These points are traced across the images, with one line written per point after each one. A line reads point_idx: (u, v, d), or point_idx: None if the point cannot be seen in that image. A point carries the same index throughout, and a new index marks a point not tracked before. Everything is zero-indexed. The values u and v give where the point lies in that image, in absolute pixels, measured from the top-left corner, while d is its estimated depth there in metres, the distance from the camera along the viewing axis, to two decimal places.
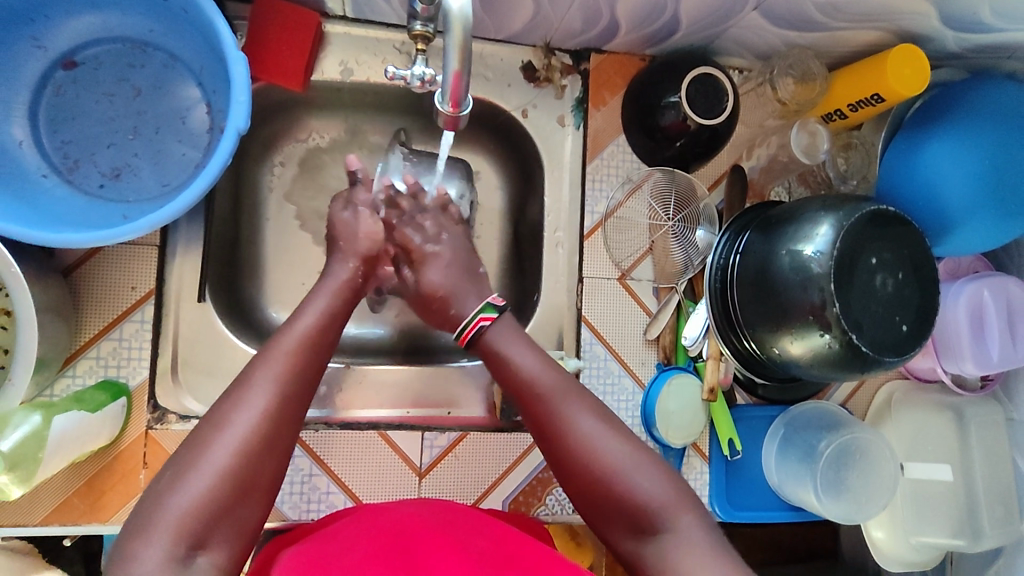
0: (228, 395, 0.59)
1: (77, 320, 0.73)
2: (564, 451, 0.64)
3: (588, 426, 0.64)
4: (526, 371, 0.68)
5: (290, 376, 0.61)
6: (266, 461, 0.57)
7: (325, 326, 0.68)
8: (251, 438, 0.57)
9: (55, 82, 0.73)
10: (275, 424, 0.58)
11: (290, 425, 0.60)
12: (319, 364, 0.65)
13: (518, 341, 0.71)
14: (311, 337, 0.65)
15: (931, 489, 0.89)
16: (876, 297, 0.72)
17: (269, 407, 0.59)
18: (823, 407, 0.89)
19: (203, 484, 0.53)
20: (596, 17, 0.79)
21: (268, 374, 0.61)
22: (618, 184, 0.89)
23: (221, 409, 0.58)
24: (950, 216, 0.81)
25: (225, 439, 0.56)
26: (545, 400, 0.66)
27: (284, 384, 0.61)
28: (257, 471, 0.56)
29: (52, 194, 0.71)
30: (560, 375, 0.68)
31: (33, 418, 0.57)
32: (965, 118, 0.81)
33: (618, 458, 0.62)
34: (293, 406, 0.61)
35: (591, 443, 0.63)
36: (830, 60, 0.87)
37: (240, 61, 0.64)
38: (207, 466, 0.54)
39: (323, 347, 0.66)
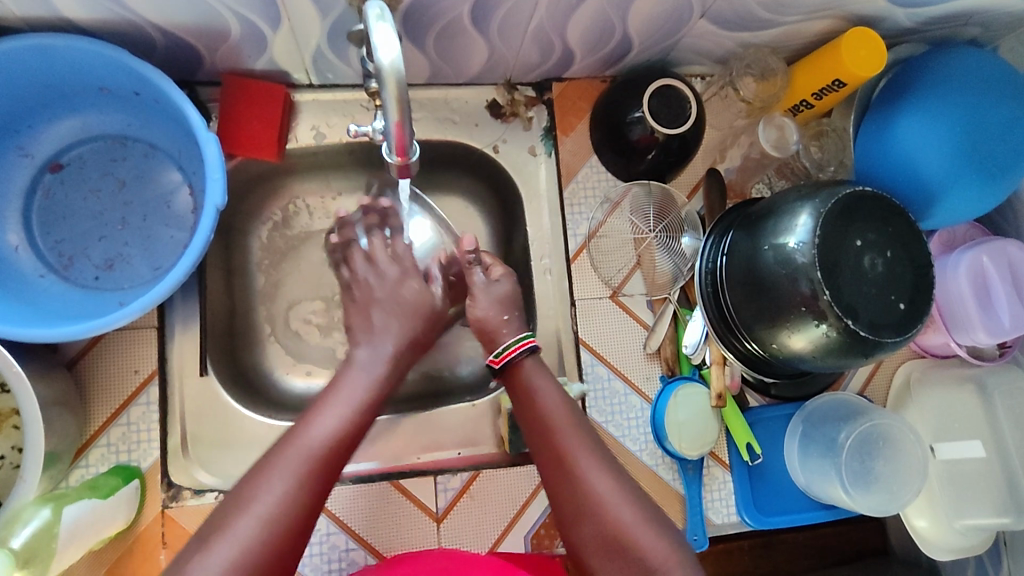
0: (243, 483, 0.60)
1: (85, 411, 0.75)
2: (577, 492, 0.66)
3: (605, 485, 0.66)
4: (544, 410, 0.73)
5: (307, 470, 0.62)
6: (284, 553, 0.57)
7: (345, 442, 0.66)
8: (269, 525, 0.57)
9: (44, 185, 0.77)
10: (294, 509, 0.59)
11: (313, 508, 0.61)
12: (339, 468, 0.65)
13: (545, 381, 0.76)
14: (332, 444, 0.65)
15: (965, 468, 0.86)
16: (867, 278, 0.71)
17: (290, 492, 0.59)
18: (840, 398, 0.87)
19: (223, 570, 0.54)
20: (551, 48, 0.81)
21: (286, 462, 0.61)
22: (597, 204, 0.90)
23: (259, 471, 0.61)
24: (932, 188, 0.81)
25: (246, 522, 0.57)
26: (561, 440, 0.70)
27: (303, 475, 0.61)
28: (277, 553, 0.57)
29: (49, 292, 0.74)
30: (576, 429, 0.71)
31: (43, 511, 0.59)
32: (929, 92, 0.81)
33: (627, 516, 0.64)
34: (312, 489, 0.61)
35: (606, 502, 0.65)
36: (788, 54, 0.88)
37: (211, 141, 0.68)
38: (222, 550, 0.55)
39: (341, 457, 0.65)
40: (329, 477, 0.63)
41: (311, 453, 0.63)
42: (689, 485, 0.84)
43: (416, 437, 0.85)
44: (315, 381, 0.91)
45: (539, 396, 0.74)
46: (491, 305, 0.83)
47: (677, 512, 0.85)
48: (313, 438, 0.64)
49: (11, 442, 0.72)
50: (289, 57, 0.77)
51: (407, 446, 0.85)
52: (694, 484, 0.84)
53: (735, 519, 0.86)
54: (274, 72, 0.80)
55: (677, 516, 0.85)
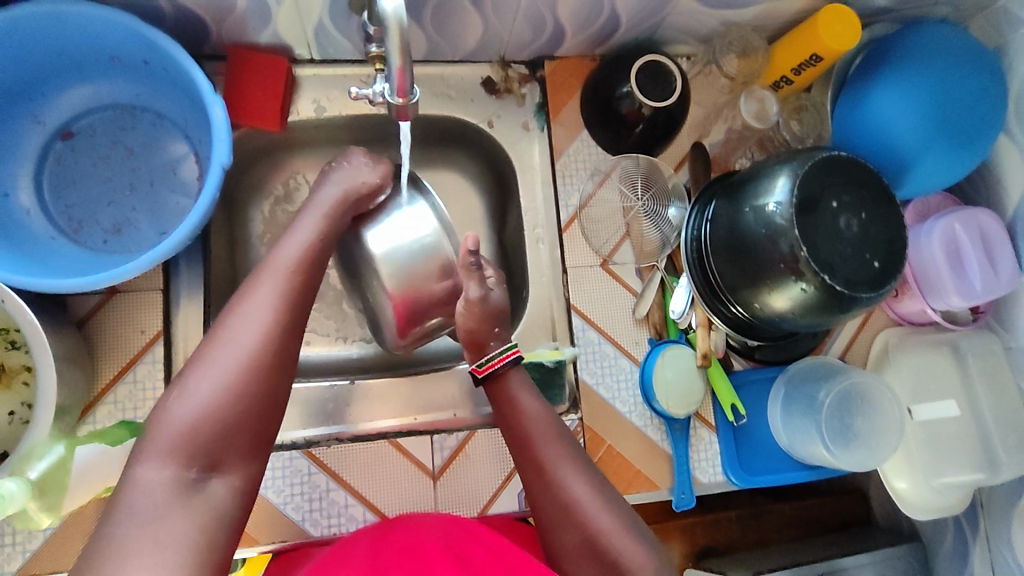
0: (222, 320, 0.62)
1: (93, 368, 0.78)
2: (556, 496, 0.69)
3: (582, 489, 0.69)
4: (528, 416, 0.75)
5: (281, 294, 0.63)
6: (270, 352, 0.60)
7: (313, 246, 0.70)
8: (252, 350, 0.59)
9: (55, 152, 0.80)
10: (272, 339, 0.60)
11: (289, 343, 0.62)
12: (311, 284, 0.67)
13: (527, 390, 0.77)
14: (308, 253, 0.69)
15: (942, 428, 0.89)
16: (842, 236, 0.74)
17: (268, 314, 0.62)
18: (820, 361, 0.90)
19: (210, 398, 0.56)
20: (542, 24, 0.85)
21: (262, 290, 0.63)
22: (587, 177, 0.93)
23: (234, 303, 0.63)
24: (905, 157, 0.85)
25: (228, 351, 0.59)
26: (543, 448, 0.72)
27: (281, 302, 0.63)
28: (261, 385, 0.59)
29: (59, 253, 0.77)
30: (554, 434, 0.73)
31: (58, 448, 0.63)
32: (902, 66, 0.86)
33: (607, 523, 0.66)
34: (289, 313, 0.63)
35: (584, 506, 0.67)
36: (769, 33, 0.92)
37: (218, 104, 0.71)
38: (208, 377, 0.57)
39: (312, 266, 0.68)
40: (304, 276, 0.66)
41: (284, 277, 0.65)
42: (676, 444, 0.87)
43: (411, 398, 0.88)
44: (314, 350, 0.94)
45: (521, 405, 0.76)
46: (482, 319, 0.80)
47: (666, 471, 0.88)
48: (285, 257, 0.67)
49: (20, 398, 0.75)
50: (292, 29, 0.80)
51: (404, 408, 0.88)
52: (682, 444, 0.88)
53: (721, 479, 0.89)
54: (278, 45, 0.83)
55: (665, 475, 0.87)
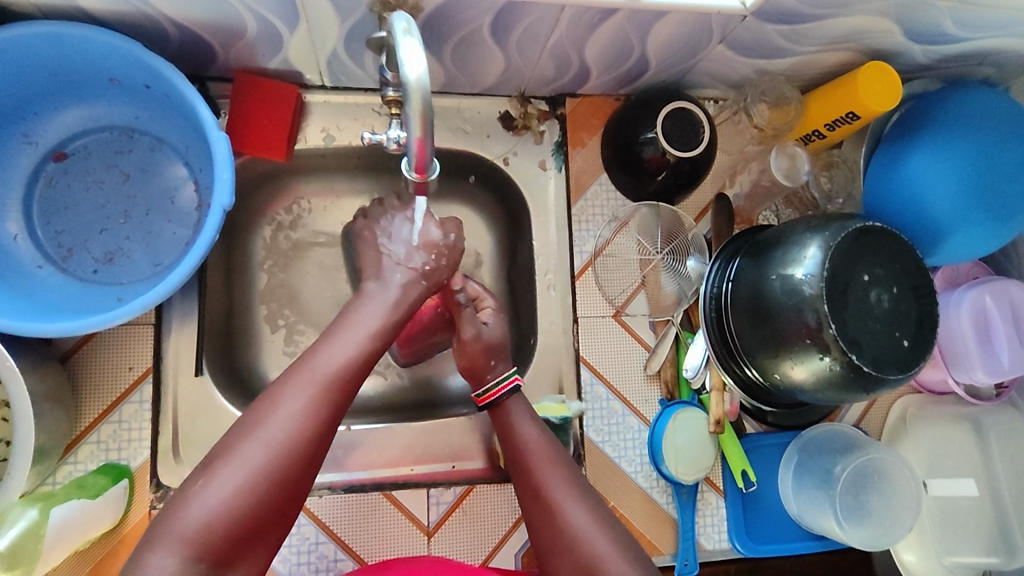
0: (253, 412, 0.58)
1: (77, 406, 0.74)
2: (555, 524, 0.64)
3: (581, 517, 0.64)
4: (527, 440, 0.70)
5: (317, 407, 0.58)
6: (297, 455, 0.57)
7: (361, 364, 0.62)
8: (277, 456, 0.56)
9: (46, 174, 0.76)
10: (298, 452, 0.57)
11: (316, 451, 0.58)
12: (349, 400, 0.61)
13: (525, 416, 0.72)
14: (347, 364, 0.61)
15: (959, 506, 0.86)
16: (872, 312, 0.71)
17: (298, 425, 0.57)
18: (836, 429, 0.87)
19: (225, 504, 0.53)
20: (567, 64, 0.81)
21: (298, 393, 0.58)
22: (605, 222, 0.90)
23: (263, 405, 0.58)
24: (939, 225, 0.81)
25: (252, 449, 0.55)
26: (542, 472, 0.67)
27: (314, 407, 0.58)
28: (279, 502, 0.56)
29: (46, 284, 0.73)
30: (552, 457, 0.69)
31: (30, 512, 0.58)
32: (943, 129, 0.82)
33: (607, 551, 0.61)
34: (319, 428, 0.58)
35: (582, 536, 0.62)
36: (803, 83, 0.88)
37: (221, 139, 0.67)
38: (231, 481, 0.54)
39: (356, 381, 0.62)
40: (343, 400, 0.60)
41: (321, 386, 0.59)
42: (683, 510, 0.84)
43: (408, 447, 0.84)
44: None
45: (518, 431, 0.71)
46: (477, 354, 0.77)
47: (670, 536, 0.84)
48: (326, 363, 0.61)
49: None
50: (303, 57, 0.76)
51: (401, 457, 0.84)
52: (688, 509, 0.84)
53: (726, 546, 0.86)
54: (287, 72, 0.79)
55: (669, 539, 0.84)
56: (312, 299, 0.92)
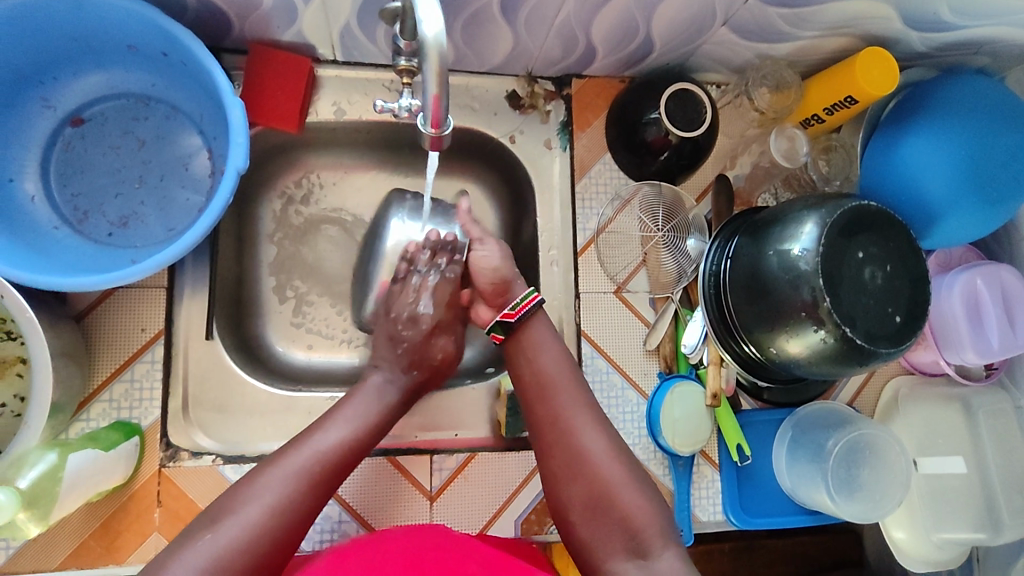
0: (252, 478, 0.64)
1: (90, 364, 0.75)
2: (569, 447, 0.72)
3: (595, 443, 0.72)
4: (544, 372, 0.77)
5: (312, 475, 0.66)
6: (292, 518, 0.63)
7: (355, 449, 0.71)
8: (272, 518, 0.62)
9: (64, 138, 0.78)
10: (290, 513, 0.63)
11: (307, 517, 0.64)
12: (340, 481, 0.69)
13: (547, 344, 0.79)
14: (340, 448, 0.69)
15: (947, 483, 0.88)
16: (866, 288, 0.73)
17: (293, 491, 0.64)
18: (829, 406, 0.89)
19: (216, 556, 0.57)
20: (574, 43, 0.83)
21: (295, 465, 0.66)
22: (607, 201, 0.92)
23: (260, 471, 0.65)
24: (933, 207, 0.83)
25: (252, 509, 0.61)
26: (556, 401, 0.75)
27: (308, 477, 0.65)
28: (267, 562, 0.60)
29: (63, 244, 0.74)
30: (570, 385, 0.76)
31: (49, 456, 0.61)
32: (938, 115, 0.84)
33: (615, 476, 0.70)
34: (309, 498, 0.64)
35: (597, 460, 0.71)
36: (804, 69, 0.90)
37: (237, 106, 0.69)
38: (225, 534, 0.59)
39: (350, 464, 0.69)
40: (335, 480, 0.68)
41: (319, 457, 0.67)
42: (678, 481, 0.86)
43: (413, 415, 0.87)
44: (317, 356, 0.92)
45: (536, 360, 0.78)
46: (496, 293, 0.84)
47: (666, 506, 0.86)
48: (321, 444, 0.68)
49: (13, 390, 0.71)
50: (317, 30, 0.78)
51: (405, 425, 0.86)
52: (684, 480, 0.86)
53: (720, 518, 0.88)
54: (301, 45, 0.81)
55: None
56: (319, 272, 0.94)
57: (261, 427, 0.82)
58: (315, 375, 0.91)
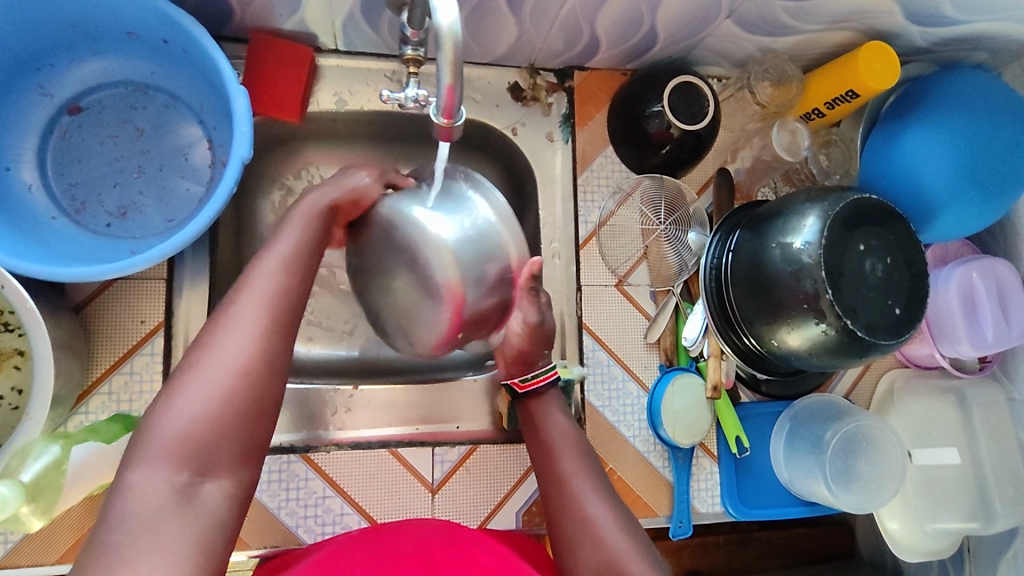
0: (208, 332, 0.57)
1: (89, 356, 0.75)
2: (576, 514, 0.69)
3: (602, 512, 0.69)
4: (555, 439, 0.76)
5: (270, 315, 0.58)
6: (261, 372, 0.55)
7: (303, 256, 0.63)
8: (243, 377, 0.54)
9: (61, 127, 0.77)
10: (258, 354, 0.56)
11: (277, 354, 0.57)
12: (300, 299, 0.61)
13: (557, 413, 0.79)
14: (289, 265, 0.61)
15: (941, 474, 0.90)
16: (867, 281, 0.73)
17: (252, 345, 0.56)
18: (827, 399, 0.90)
19: (197, 408, 0.52)
20: (577, 35, 0.83)
21: (249, 309, 0.57)
22: (609, 194, 0.92)
23: (219, 315, 0.57)
24: (931, 202, 0.84)
25: (217, 368, 0.54)
26: (566, 467, 0.73)
27: (267, 314, 0.58)
28: (254, 399, 0.55)
29: (60, 235, 0.73)
30: (577, 453, 0.74)
31: (52, 449, 0.61)
32: (936, 110, 0.85)
33: (620, 543, 0.66)
34: (275, 348, 0.57)
35: (601, 527, 0.67)
36: (805, 63, 0.91)
37: (240, 94, 0.68)
38: (197, 389, 0.53)
39: (306, 274, 0.62)
40: (295, 311, 0.60)
41: (269, 299, 0.58)
42: (678, 473, 0.87)
43: (413, 407, 0.86)
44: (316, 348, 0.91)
45: (549, 426, 0.77)
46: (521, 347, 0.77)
47: (665, 497, 0.87)
48: (271, 266, 0.61)
49: (11, 383, 0.70)
50: (320, 19, 0.77)
51: (405, 417, 0.86)
52: (683, 471, 0.87)
53: (719, 509, 0.88)
54: (302, 34, 0.80)
55: (664, 502, 0.87)
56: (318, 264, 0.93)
57: None
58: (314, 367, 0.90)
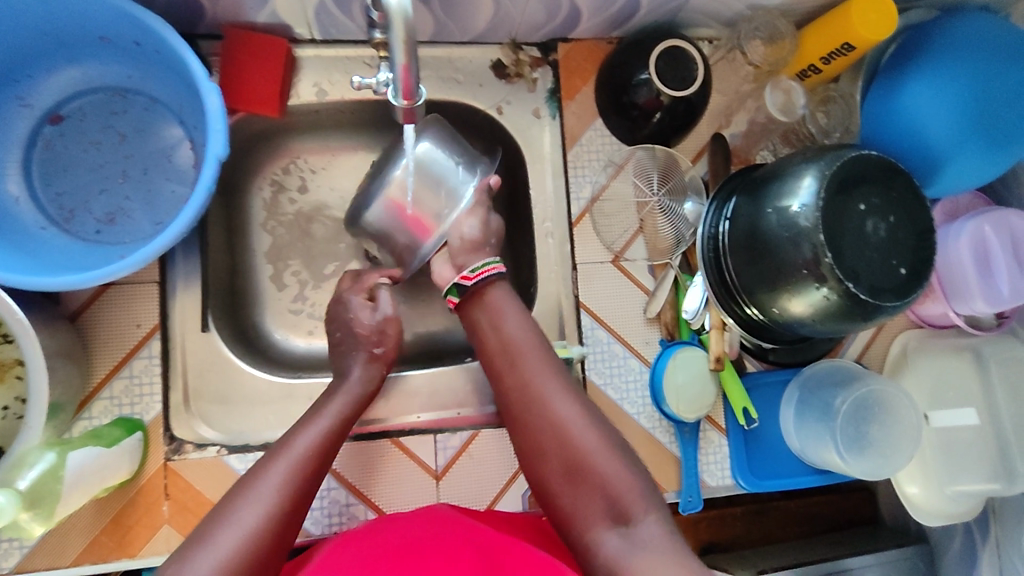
0: (241, 486, 0.65)
1: (87, 363, 0.75)
2: (547, 423, 0.71)
3: (570, 415, 0.71)
4: (515, 341, 0.77)
5: (299, 467, 0.67)
6: (290, 515, 0.64)
7: (339, 429, 0.74)
8: (271, 514, 0.63)
9: (44, 137, 0.77)
10: (282, 507, 0.64)
11: (300, 505, 0.66)
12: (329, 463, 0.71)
13: (513, 314, 0.78)
14: (316, 446, 0.70)
15: (960, 436, 0.87)
16: (869, 242, 0.70)
17: (283, 491, 0.65)
18: (837, 364, 0.88)
19: (224, 558, 0.58)
20: (557, 7, 0.80)
21: (280, 465, 0.67)
22: (600, 168, 0.90)
23: (249, 478, 0.65)
24: (937, 153, 0.80)
25: (248, 511, 0.61)
26: (529, 377, 0.74)
27: (297, 471, 0.67)
28: (275, 541, 0.62)
29: (50, 244, 0.74)
30: (540, 359, 0.75)
31: (48, 455, 0.62)
32: (939, 56, 0.81)
33: (591, 444, 0.69)
34: (306, 481, 0.67)
35: (572, 432, 0.70)
36: (798, 18, 0.87)
37: (213, 92, 0.67)
38: (224, 536, 0.59)
39: (325, 462, 0.70)
40: (323, 469, 0.70)
41: (305, 456, 0.68)
42: (685, 448, 0.85)
43: (414, 395, 0.86)
44: (317, 342, 0.91)
45: (506, 327, 0.77)
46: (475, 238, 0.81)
47: (673, 474, 0.86)
48: (302, 443, 0.69)
49: (13, 393, 0.71)
50: (291, 9, 0.75)
51: (408, 406, 0.86)
52: (691, 447, 0.85)
53: (730, 482, 0.87)
54: (275, 25, 0.79)
55: (673, 478, 0.86)
56: (314, 257, 0.93)
57: (262, 416, 0.81)
58: (313, 361, 0.91)
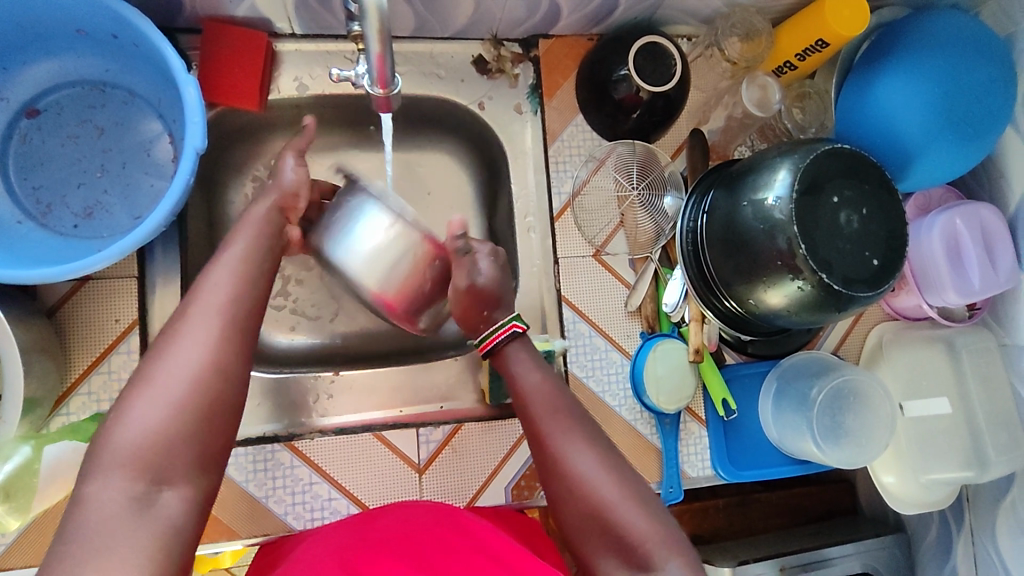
0: (161, 344, 0.56)
1: (65, 358, 0.74)
2: (567, 475, 0.63)
3: (589, 465, 0.64)
4: (530, 389, 0.70)
5: (225, 320, 0.58)
6: (229, 369, 0.56)
7: (260, 278, 0.64)
8: (199, 375, 0.54)
9: (20, 131, 0.76)
10: (212, 368, 0.55)
11: (235, 361, 0.57)
12: (260, 315, 0.62)
13: (530, 366, 0.72)
14: (238, 295, 0.60)
15: (934, 425, 0.89)
16: (843, 233, 0.72)
17: (210, 349, 0.56)
18: (813, 356, 0.89)
19: (157, 423, 0.51)
20: (536, 3, 0.81)
21: (201, 317, 0.57)
22: (581, 163, 0.90)
23: (167, 335, 0.56)
24: (908, 148, 0.82)
25: (155, 398, 0.52)
26: (545, 421, 0.67)
27: (223, 325, 0.57)
28: (213, 400, 0.54)
29: (27, 238, 0.73)
30: (557, 407, 0.68)
31: (24, 449, 0.62)
32: (910, 53, 0.83)
33: (613, 497, 0.61)
34: (239, 339, 0.58)
35: (590, 483, 0.62)
36: (774, 15, 0.88)
37: (191, 83, 0.67)
38: (154, 399, 0.52)
39: (256, 313, 0.61)
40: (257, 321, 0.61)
41: (232, 304, 0.59)
42: (665, 440, 0.86)
43: (396, 390, 0.87)
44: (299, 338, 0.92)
45: (521, 378, 0.71)
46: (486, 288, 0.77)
47: (654, 465, 0.87)
48: (218, 294, 0.59)
49: None
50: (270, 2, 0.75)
51: (390, 400, 0.87)
52: (671, 438, 0.86)
53: (710, 473, 0.88)
54: (255, 19, 0.79)
55: (654, 469, 0.86)
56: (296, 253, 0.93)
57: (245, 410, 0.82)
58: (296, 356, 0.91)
